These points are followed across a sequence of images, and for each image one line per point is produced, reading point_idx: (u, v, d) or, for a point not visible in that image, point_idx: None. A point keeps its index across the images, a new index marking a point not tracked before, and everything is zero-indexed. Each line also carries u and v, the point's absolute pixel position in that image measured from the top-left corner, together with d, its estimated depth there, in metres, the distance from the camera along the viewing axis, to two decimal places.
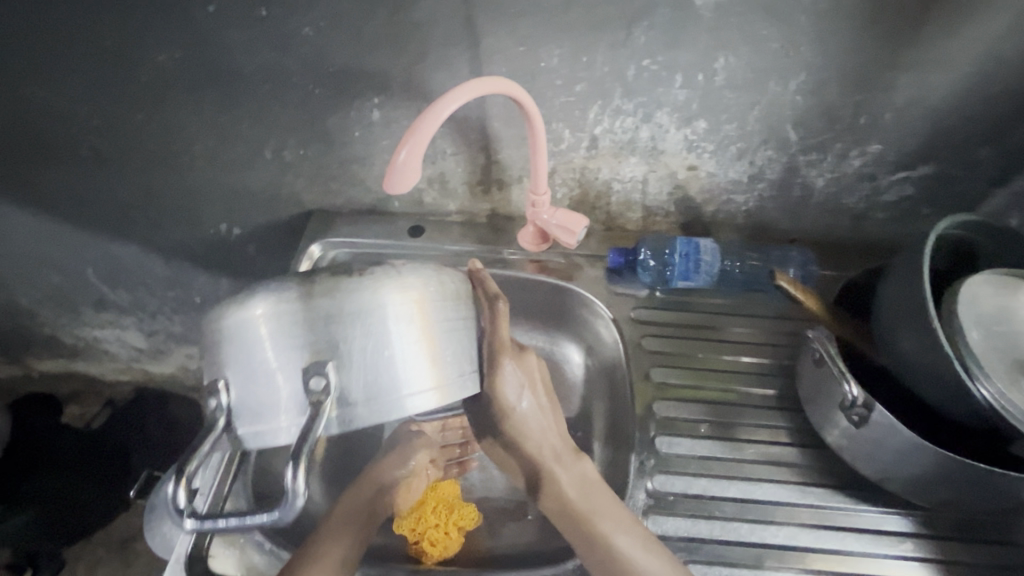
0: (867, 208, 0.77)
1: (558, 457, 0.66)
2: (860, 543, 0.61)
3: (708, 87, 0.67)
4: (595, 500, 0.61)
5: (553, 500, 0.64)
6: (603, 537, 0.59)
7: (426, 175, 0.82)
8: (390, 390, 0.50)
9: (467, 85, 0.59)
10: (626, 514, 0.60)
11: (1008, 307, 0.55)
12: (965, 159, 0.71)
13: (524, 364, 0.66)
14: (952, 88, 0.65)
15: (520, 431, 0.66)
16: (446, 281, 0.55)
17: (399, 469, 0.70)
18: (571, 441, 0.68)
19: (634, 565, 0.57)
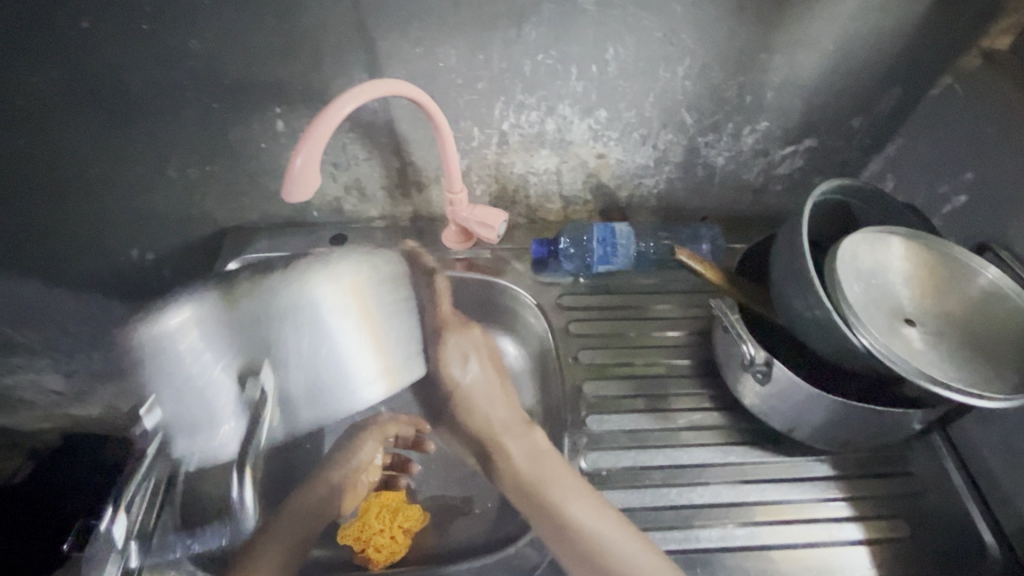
0: (765, 182, 0.82)
1: (508, 429, 0.73)
2: (776, 492, 0.65)
3: (604, 77, 0.70)
4: (545, 468, 0.66)
5: (506, 470, 0.69)
6: (554, 504, 0.62)
7: (343, 182, 0.82)
8: (337, 385, 0.60)
9: (358, 88, 0.59)
10: (578, 480, 0.64)
11: (880, 263, 0.62)
12: (842, 131, 0.77)
13: (467, 334, 0.79)
14: (822, 65, 0.71)
15: (468, 399, 0.77)
16: (380, 264, 0.63)
17: (343, 471, 0.74)
18: (520, 413, 0.75)
19: (583, 527, 0.60)
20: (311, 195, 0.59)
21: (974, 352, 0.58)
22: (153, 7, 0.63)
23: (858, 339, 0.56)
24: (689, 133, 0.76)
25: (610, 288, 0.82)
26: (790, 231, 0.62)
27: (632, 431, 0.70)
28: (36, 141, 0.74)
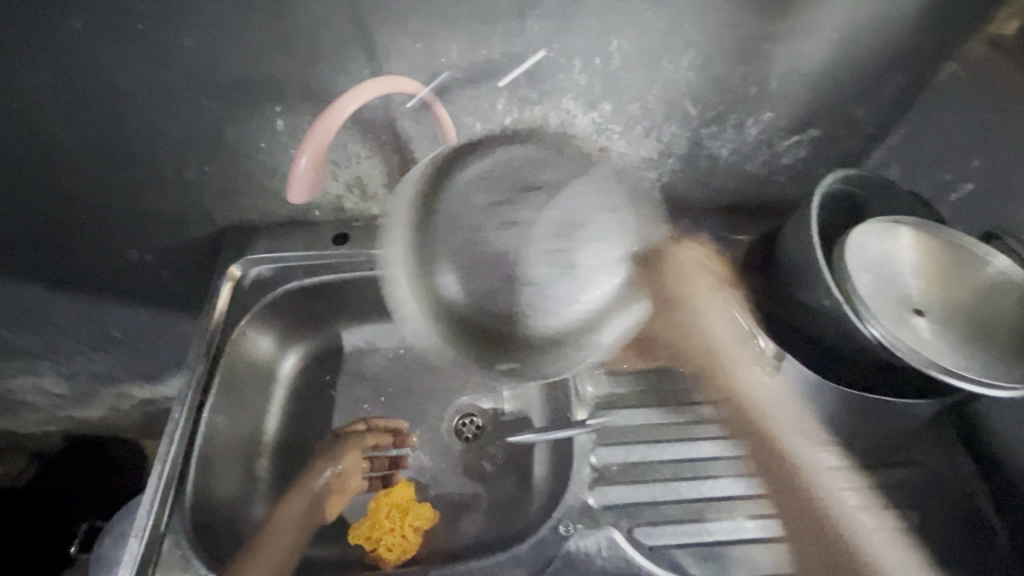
0: (769, 172, 0.82)
1: (734, 353, 0.70)
2: (784, 483, 0.66)
3: (607, 70, 0.69)
4: (752, 403, 0.67)
5: (728, 389, 0.70)
6: (782, 443, 0.65)
7: (344, 180, 0.81)
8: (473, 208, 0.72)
9: (363, 84, 0.58)
10: (807, 417, 0.64)
11: (888, 252, 0.62)
12: (845, 120, 0.77)
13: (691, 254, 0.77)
14: (827, 54, 0.70)
15: (699, 315, 0.73)
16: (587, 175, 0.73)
17: (326, 474, 0.73)
18: (745, 333, 0.69)
19: (814, 483, 0.63)
20: (312, 194, 0.61)
21: (981, 342, 0.58)
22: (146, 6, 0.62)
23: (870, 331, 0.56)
24: (693, 124, 0.76)
25: None
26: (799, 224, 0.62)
27: (641, 425, 0.70)
28: (30, 144, 0.73)
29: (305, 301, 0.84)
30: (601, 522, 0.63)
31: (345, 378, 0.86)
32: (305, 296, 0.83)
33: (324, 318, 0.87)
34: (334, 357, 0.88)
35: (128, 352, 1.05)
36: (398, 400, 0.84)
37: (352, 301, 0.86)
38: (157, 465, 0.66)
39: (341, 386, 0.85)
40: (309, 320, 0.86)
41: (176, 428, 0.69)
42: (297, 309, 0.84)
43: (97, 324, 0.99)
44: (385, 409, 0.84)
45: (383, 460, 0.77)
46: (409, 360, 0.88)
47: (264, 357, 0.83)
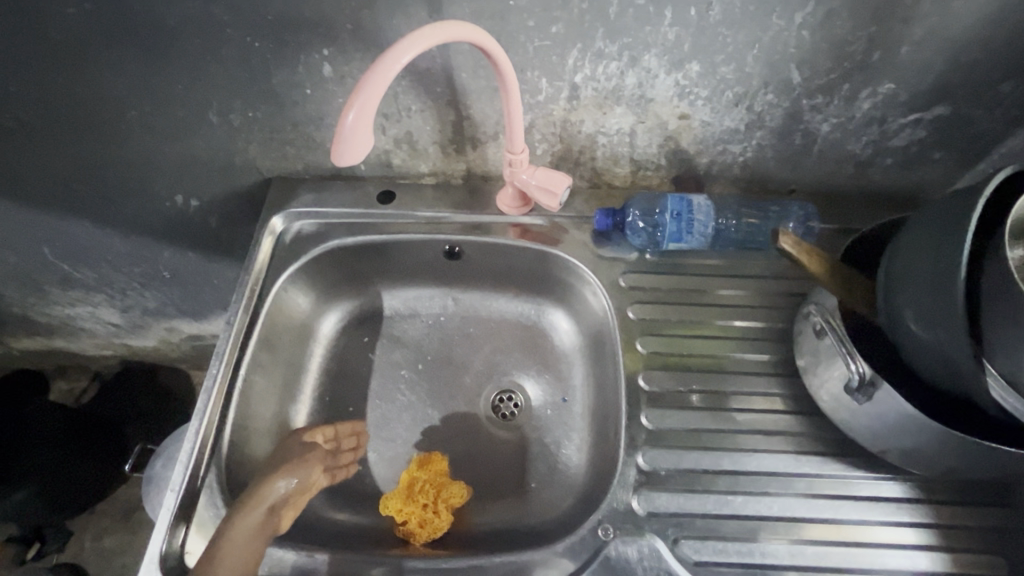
0: (874, 154, 0.71)
1: None
2: (850, 510, 0.59)
3: (703, 22, 0.59)
4: None
5: None
6: None
7: (392, 135, 0.75)
8: None
9: (421, 31, 0.52)
10: None
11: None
12: (983, 99, 0.64)
13: None
14: (981, 15, 0.57)
15: None
16: None
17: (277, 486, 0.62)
18: None
19: None
20: (364, 158, 0.54)
21: None
22: None
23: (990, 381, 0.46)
24: (794, 93, 0.65)
25: (679, 267, 0.74)
26: (948, 232, 0.47)
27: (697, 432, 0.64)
28: (74, 77, 0.70)
29: (346, 260, 0.80)
30: (645, 529, 0.59)
31: (385, 343, 0.83)
32: (347, 256, 0.80)
33: (365, 278, 0.83)
34: (375, 321, 0.84)
35: (176, 292, 1.05)
36: (436, 371, 0.81)
37: (394, 265, 0.82)
38: (193, 420, 0.67)
39: (379, 351, 0.83)
40: (350, 279, 0.83)
41: (215, 384, 0.69)
42: (338, 269, 0.81)
43: (146, 262, 0.99)
44: (423, 379, 0.81)
45: (349, 453, 0.71)
46: (449, 330, 0.84)
47: (303, 314, 0.80)
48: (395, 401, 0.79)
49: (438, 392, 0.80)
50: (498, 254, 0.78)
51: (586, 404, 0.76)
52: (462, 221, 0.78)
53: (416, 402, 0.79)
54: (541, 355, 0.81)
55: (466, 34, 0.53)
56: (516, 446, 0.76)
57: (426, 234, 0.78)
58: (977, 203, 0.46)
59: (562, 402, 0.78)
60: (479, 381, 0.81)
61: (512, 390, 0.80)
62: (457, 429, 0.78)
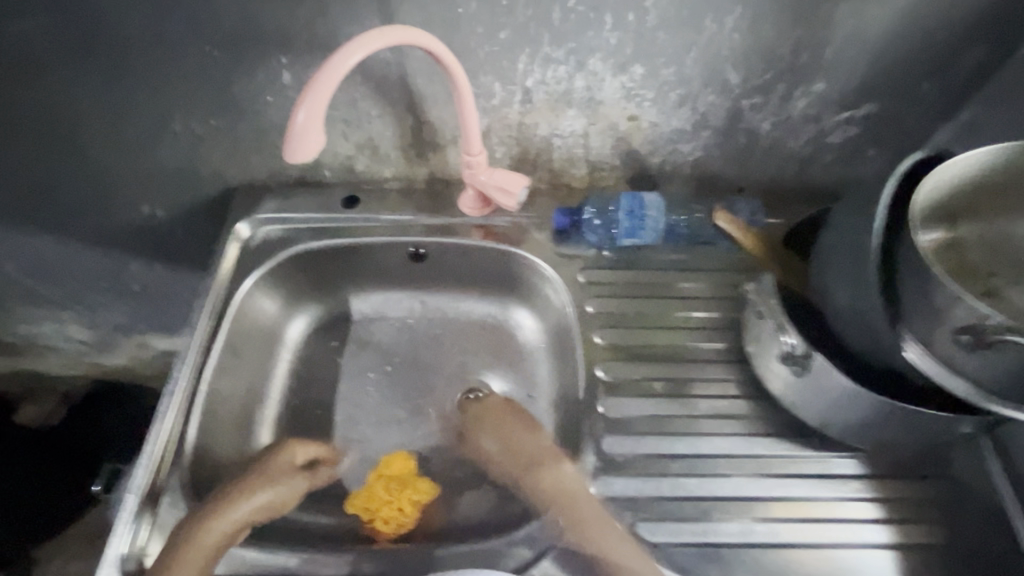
0: (814, 151, 0.75)
1: None
2: (800, 487, 0.62)
3: (641, 28, 0.63)
4: None
5: None
6: None
7: (355, 141, 0.77)
8: None
9: (366, 36, 0.55)
10: None
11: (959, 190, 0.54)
12: (907, 94, 0.68)
13: None
14: (893, 18, 0.62)
15: None
16: None
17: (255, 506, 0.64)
18: None
19: None
20: (315, 156, 0.56)
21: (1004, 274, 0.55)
22: None
23: (906, 352, 0.50)
24: (734, 93, 0.69)
25: (636, 263, 0.77)
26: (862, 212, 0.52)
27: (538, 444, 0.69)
28: (36, 90, 0.71)
29: (313, 266, 0.81)
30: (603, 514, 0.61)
31: (353, 346, 0.84)
32: (313, 261, 0.81)
33: (333, 283, 0.84)
34: (342, 324, 0.85)
35: (144, 305, 1.05)
36: (404, 371, 0.82)
37: (362, 269, 0.83)
38: (152, 427, 0.67)
39: (348, 354, 0.83)
40: (317, 284, 0.84)
41: (176, 389, 0.70)
42: (305, 273, 0.82)
43: (113, 276, 0.98)
44: (390, 380, 0.82)
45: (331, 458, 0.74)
46: (417, 331, 0.85)
47: (269, 320, 0.81)
48: (363, 402, 0.80)
49: (406, 393, 0.81)
50: (461, 256, 0.80)
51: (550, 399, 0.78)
52: (426, 223, 0.80)
53: (385, 403, 0.80)
54: (506, 353, 0.83)
55: (423, 42, 0.57)
56: None
57: (390, 237, 0.80)
58: (887, 184, 0.51)
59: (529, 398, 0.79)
60: (447, 381, 0.82)
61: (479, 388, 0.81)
62: (426, 427, 0.79)
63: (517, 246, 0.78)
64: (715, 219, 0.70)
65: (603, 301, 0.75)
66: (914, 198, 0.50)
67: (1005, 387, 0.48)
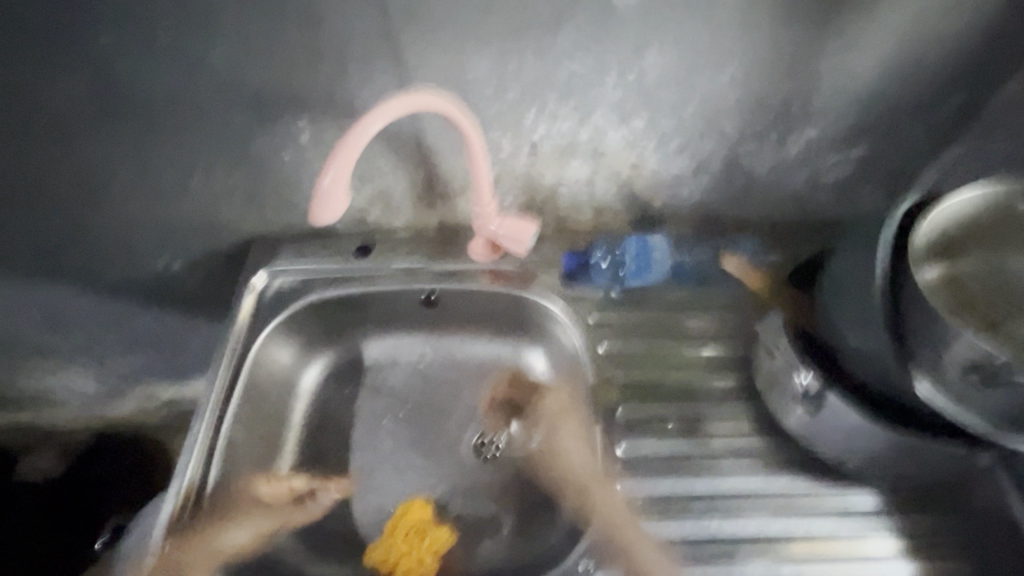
0: (809, 190, 0.78)
1: None
2: (819, 525, 0.62)
3: (642, 85, 0.67)
4: None
5: None
6: None
7: (368, 193, 0.80)
8: None
9: (386, 103, 0.58)
10: None
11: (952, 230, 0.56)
12: (895, 137, 0.72)
13: None
14: (878, 70, 0.66)
15: None
16: None
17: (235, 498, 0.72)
18: None
19: None
20: (337, 215, 0.60)
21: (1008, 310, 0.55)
22: (175, 20, 0.62)
23: (918, 387, 0.51)
24: (731, 140, 0.72)
25: (643, 303, 0.79)
26: (864, 253, 0.54)
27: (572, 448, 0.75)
28: (64, 153, 0.74)
29: (327, 314, 0.83)
30: (626, 559, 0.61)
31: (368, 392, 0.85)
32: (328, 310, 0.83)
33: (345, 330, 0.86)
34: (356, 371, 0.86)
35: (155, 355, 1.05)
36: (419, 416, 0.83)
37: (374, 315, 0.85)
38: (173, 482, 0.67)
39: (362, 401, 0.84)
40: (331, 332, 0.85)
41: (196, 441, 0.70)
42: (319, 322, 0.83)
43: (125, 327, 0.99)
44: (405, 426, 0.82)
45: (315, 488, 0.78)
46: (430, 376, 0.86)
47: (283, 369, 0.82)
48: (378, 450, 0.80)
49: (421, 439, 0.81)
50: (473, 301, 0.82)
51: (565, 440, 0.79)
52: (437, 269, 0.82)
53: (401, 449, 0.80)
54: (518, 395, 0.83)
55: (440, 105, 0.60)
56: (499, 488, 0.77)
57: (402, 284, 0.81)
58: (885, 226, 0.54)
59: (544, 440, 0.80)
60: (461, 425, 0.82)
61: (493, 431, 0.82)
62: (441, 474, 0.79)
63: (527, 290, 0.80)
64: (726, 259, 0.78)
65: (614, 341, 0.76)
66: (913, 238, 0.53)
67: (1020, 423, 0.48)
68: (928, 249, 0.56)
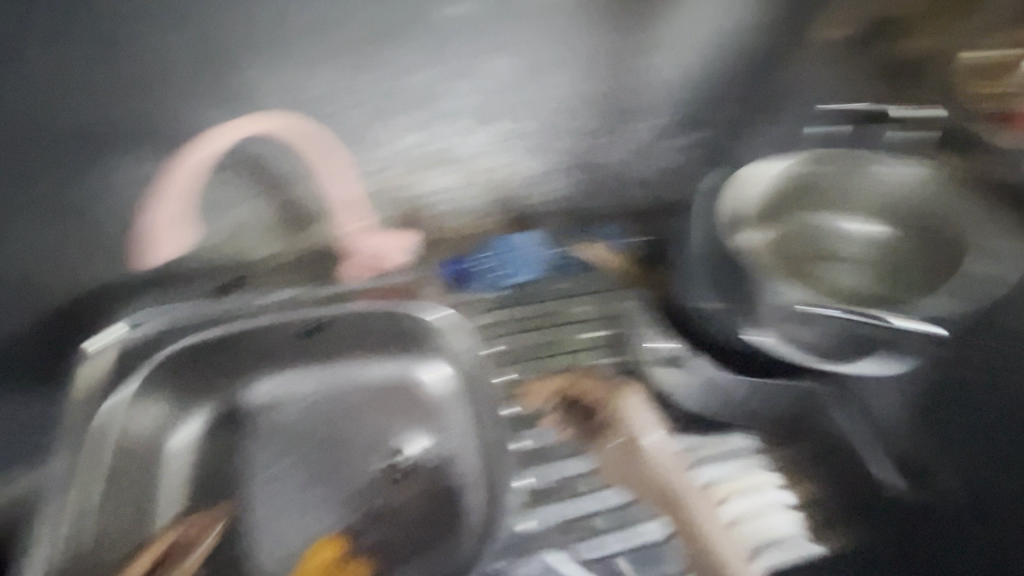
0: (665, 176, 0.84)
1: None
2: (709, 471, 0.66)
3: (490, 91, 0.75)
4: None
5: None
6: None
7: (229, 225, 0.76)
8: None
9: (208, 135, 0.69)
10: None
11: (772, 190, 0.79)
12: (720, 121, 0.81)
13: None
14: (685, 67, 0.77)
15: None
16: None
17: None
18: None
19: None
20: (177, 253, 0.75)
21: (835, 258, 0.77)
22: None
23: None
24: (578, 137, 0.80)
25: (529, 299, 0.82)
26: None
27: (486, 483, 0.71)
28: None
29: (195, 359, 0.76)
30: (536, 549, 0.63)
31: (247, 436, 0.77)
32: (197, 354, 0.76)
33: (219, 374, 0.78)
34: (236, 420, 0.77)
35: None
36: (309, 450, 0.76)
37: (250, 353, 0.78)
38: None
39: (243, 450, 0.75)
40: (203, 380, 0.77)
41: (58, 521, 0.63)
42: (188, 370, 0.76)
43: None
44: (291, 464, 0.75)
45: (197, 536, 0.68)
46: (318, 407, 0.79)
47: (152, 427, 0.74)
48: (265, 498, 0.72)
49: (312, 475, 0.74)
50: (356, 320, 0.79)
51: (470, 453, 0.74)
52: (317, 295, 0.80)
53: (291, 489, 0.73)
54: (416, 411, 0.78)
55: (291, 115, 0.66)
56: (406, 512, 0.71)
57: (277, 315, 0.77)
58: None
59: (449, 456, 0.74)
60: (356, 452, 0.75)
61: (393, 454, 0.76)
62: (337, 509, 0.72)
63: (408, 302, 0.79)
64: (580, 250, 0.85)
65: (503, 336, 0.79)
66: None
67: None
68: (754, 218, 0.77)
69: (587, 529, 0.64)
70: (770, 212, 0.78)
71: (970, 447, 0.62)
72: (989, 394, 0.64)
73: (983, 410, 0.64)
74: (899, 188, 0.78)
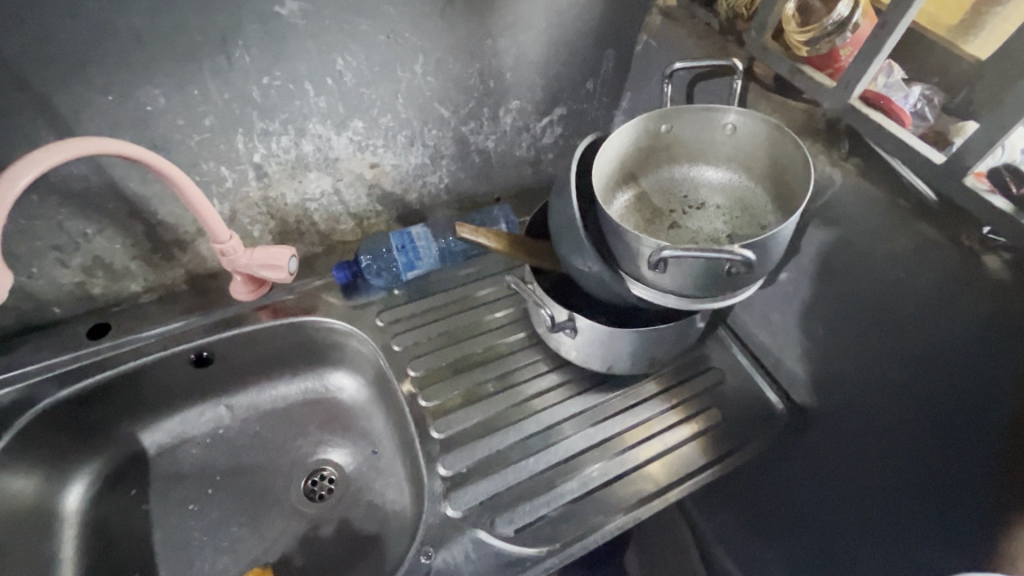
0: (537, 154, 0.89)
1: None
2: (614, 425, 0.73)
3: (343, 88, 0.68)
4: None
5: None
6: None
7: (78, 265, 0.68)
8: None
9: (59, 147, 0.51)
10: None
11: (615, 154, 0.66)
12: (581, 94, 0.85)
13: None
14: (546, 43, 0.77)
15: None
16: None
17: None
18: None
19: None
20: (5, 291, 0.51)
21: (692, 204, 0.72)
22: None
23: (635, 290, 0.60)
24: (451, 124, 0.79)
25: (427, 291, 0.83)
26: (559, 194, 0.64)
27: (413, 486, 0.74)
28: None
29: (69, 415, 0.69)
30: (464, 528, 0.63)
31: (161, 482, 0.75)
32: (70, 411, 0.69)
33: (108, 425, 0.73)
34: (142, 467, 0.75)
35: None
36: (232, 483, 0.76)
37: (142, 397, 0.74)
38: None
39: (153, 498, 0.73)
40: (87, 435, 0.72)
41: None
42: (63, 430, 0.69)
43: None
44: (213, 500, 0.74)
45: None
46: (233, 438, 0.79)
47: (28, 500, 0.66)
48: (190, 539, 0.71)
49: (239, 505, 0.74)
50: (252, 343, 0.76)
51: (391, 448, 0.78)
52: (200, 323, 0.74)
53: (217, 523, 0.73)
54: (337, 422, 0.81)
55: (144, 157, 0.57)
56: (342, 516, 0.75)
57: (159, 352, 0.72)
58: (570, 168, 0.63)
59: (373, 454, 0.79)
60: (283, 474, 0.77)
61: (321, 467, 0.79)
62: (274, 534, 0.73)
63: (304, 315, 0.77)
64: (461, 231, 0.69)
65: (408, 332, 0.78)
66: (593, 172, 0.63)
67: (707, 293, 0.58)
68: (609, 186, 0.69)
69: (512, 503, 0.65)
70: (619, 177, 0.70)
71: (853, 357, 0.65)
72: (849, 297, 0.63)
73: (858, 311, 0.63)
74: (749, 142, 0.66)
